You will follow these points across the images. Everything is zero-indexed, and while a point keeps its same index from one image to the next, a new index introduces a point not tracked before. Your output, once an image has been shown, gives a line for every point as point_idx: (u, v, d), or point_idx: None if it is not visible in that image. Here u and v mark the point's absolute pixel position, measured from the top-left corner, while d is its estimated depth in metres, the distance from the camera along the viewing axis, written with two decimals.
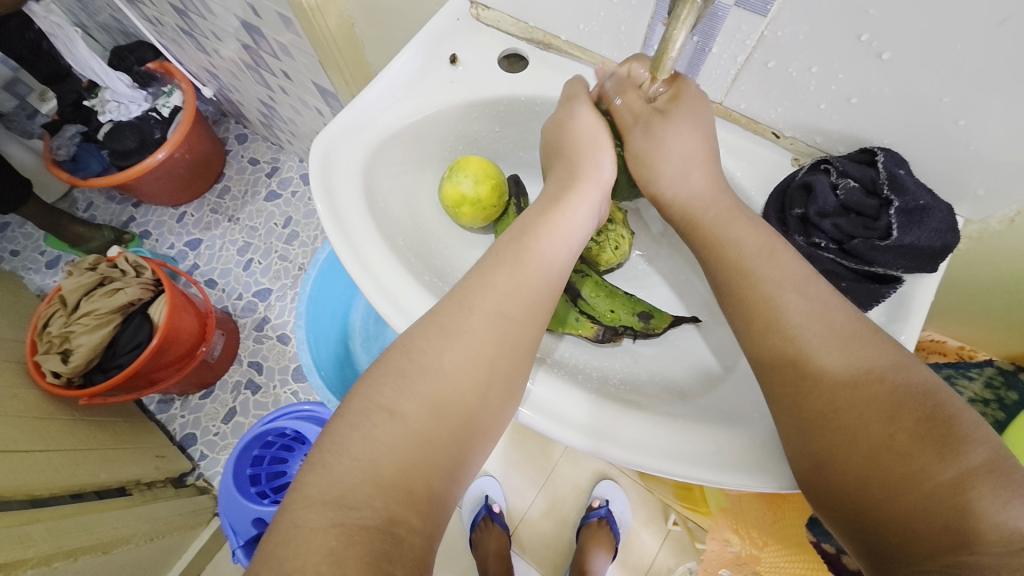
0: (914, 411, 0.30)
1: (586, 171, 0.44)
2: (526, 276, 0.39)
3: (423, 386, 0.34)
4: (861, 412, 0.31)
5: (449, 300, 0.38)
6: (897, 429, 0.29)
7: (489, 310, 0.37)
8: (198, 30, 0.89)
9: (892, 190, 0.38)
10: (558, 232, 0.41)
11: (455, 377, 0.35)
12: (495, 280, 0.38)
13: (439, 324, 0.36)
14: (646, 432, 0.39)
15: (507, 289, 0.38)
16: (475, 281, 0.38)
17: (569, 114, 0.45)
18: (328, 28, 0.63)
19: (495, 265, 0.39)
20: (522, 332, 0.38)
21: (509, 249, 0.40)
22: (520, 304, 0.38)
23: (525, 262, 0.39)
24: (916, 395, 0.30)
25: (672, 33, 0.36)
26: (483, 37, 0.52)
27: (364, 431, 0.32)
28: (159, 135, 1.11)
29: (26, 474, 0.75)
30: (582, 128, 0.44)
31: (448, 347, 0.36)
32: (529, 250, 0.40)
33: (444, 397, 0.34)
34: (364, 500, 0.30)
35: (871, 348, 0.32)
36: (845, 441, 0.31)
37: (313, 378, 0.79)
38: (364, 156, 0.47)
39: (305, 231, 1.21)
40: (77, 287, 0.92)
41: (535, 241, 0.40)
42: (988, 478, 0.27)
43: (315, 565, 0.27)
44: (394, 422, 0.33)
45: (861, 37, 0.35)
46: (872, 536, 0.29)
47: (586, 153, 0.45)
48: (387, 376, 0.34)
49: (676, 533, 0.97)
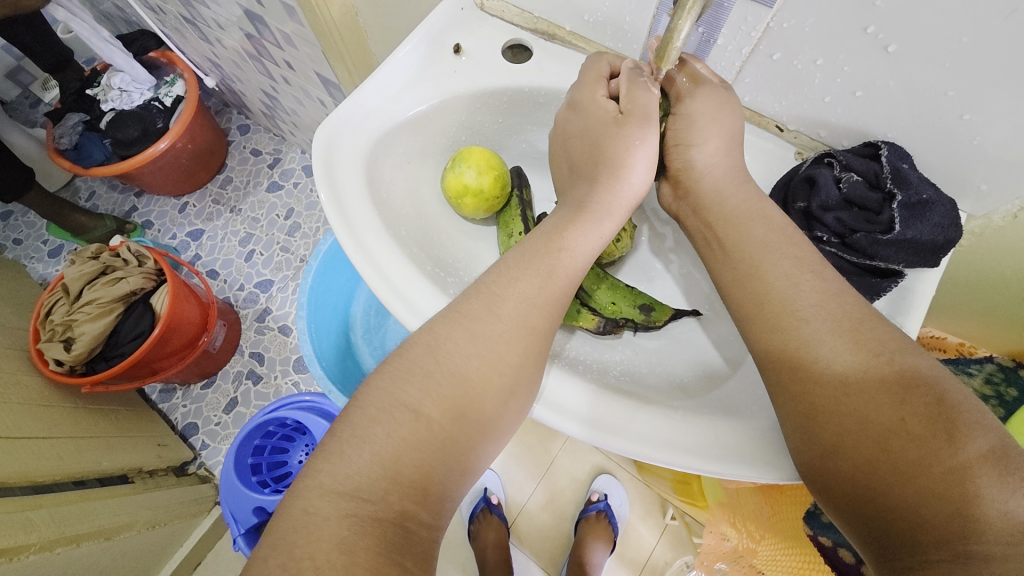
0: (923, 396, 0.30)
1: (621, 193, 0.41)
2: (557, 293, 0.39)
3: (444, 388, 0.34)
4: (869, 397, 0.31)
5: (476, 301, 0.37)
6: (907, 414, 0.29)
7: (516, 320, 0.37)
8: (200, 18, 0.89)
9: (895, 183, 0.38)
10: (587, 245, 0.40)
11: (479, 381, 0.35)
12: (523, 291, 0.38)
13: (466, 327, 0.36)
14: (649, 422, 0.39)
15: (533, 297, 0.38)
16: (505, 289, 0.38)
17: (627, 123, 0.41)
18: (331, 18, 0.63)
19: (525, 278, 0.38)
20: (530, 324, 0.38)
21: (542, 262, 0.39)
22: (547, 316, 0.38)
23: (557, 277, 0.39)
24: (925, 381, 0.30)
25: (677, 22, 0.36)
26: (486, 27, 0.52)
27: (387, 426, 0.32)
28: (161, 125, 1.11)
29: (30, 461, 0.75)
30: (633, 140, 0.41)
31: (468, 347, 0.36)
32: (564, 265, 0.39)
33: (467, 400, 0.34)
34: (378, 494, 0.30)
35: (879, 333, 0.32)
36: (856, 427, 0.30)
37: (314, 369, 0.79)
38: (368, 147, 0.47)
39: (307, 222, 1.21)
40: (79, 276, 0.92)
41: (569, 259, 0.40)
42: (995, 465, 0.27)
43: (326, 555, 0.28)
44: (419, 422, 0.33)
45: (867, 29, 0.34)
46: (881, 523, 0.29)
47: (629, 170, 0.41)
48: (412, 374, 0.34)
49: (674, 527, 0.97)
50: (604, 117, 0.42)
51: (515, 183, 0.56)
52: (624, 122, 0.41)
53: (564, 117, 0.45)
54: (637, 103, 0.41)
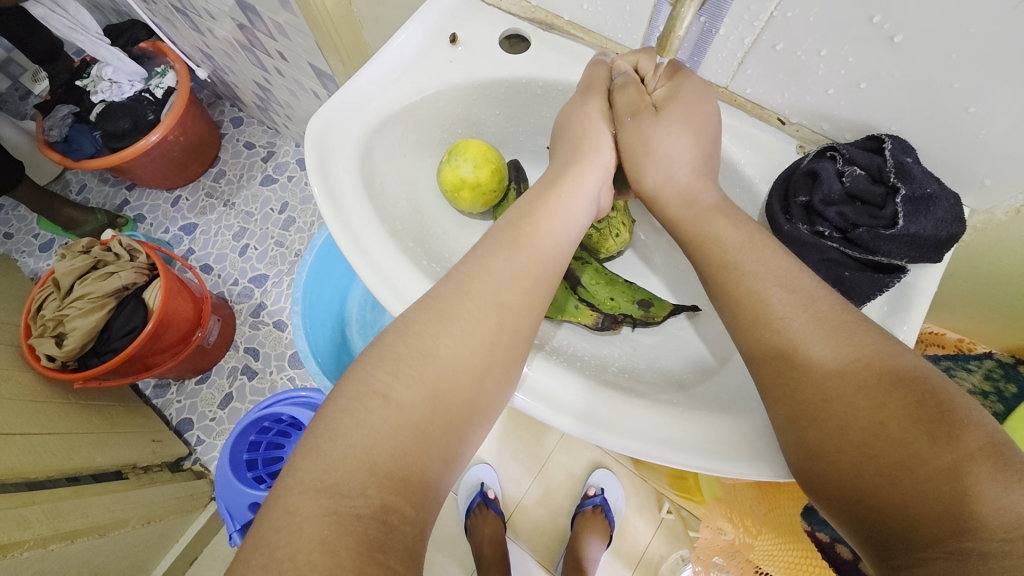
0: (903, 397, 0.29)
1: (588, 153, 0.44)
2: (528, 265, 0.38)
3: (420, 374, 0.33)
4: (849, 401, 0.30)
5: (447, 284, 0.37)
6: (887, 417, 0.29)
7: (489, 297, 0.36)
8: (193, 8, 0.87)
9: (898, 177, 0.37)
10: (556, 219, 0.40)
11: (452, 365, 0.34)
12: (492, 267, 0.38)
13: (436, 310, 0.36)
14: (642, 419, 0.39)
15: (505, 276, 0.37)
16: (471, 268, 0.38)
17: (581, 101, 0.45)
18: (324, 7, 0.62)
19: (494, 255, 0.38)
20: (517, 317, 0.37)
21: (506, 234, 0.39)
22: (522, 294, 0.38)
23: (521, 246, 0.39)
24: (905, 380, 0.30)
25: (679, 12, 0.35)
26: (482, 16, 0.51)
27: (357, 416, 0.31)
28: (153, 117, 1.09)
29: (22, 458, 0.74)
30: (589, 115, 0.44)
31: (443, 332, 0.35)
32: (526, 236, 0.39)
33: (444, 387, 0.34)
34: (357, 489, 0.29)
35: (859, 335, 0.32)
36: (837, 431, 0.30)
37: (308, 364, 0.78)
38: (362, 136, 0.46)
39: (302, 217, 1.20)
40: (70, 270, 0.91)
41: (529, 228, 0.40)
42: (985, 463, 0.26)
43: (307, 556, 0.27)
44: (389, 407, 0.32)
45: (873, 19, 0.34)
46: (872, 525, 0.28)
47: (589, 136, 0.44)
48: (381, 360, 0.34)
49: (670, 522, 0.97)
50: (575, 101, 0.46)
51: (512, 177, 0.55)
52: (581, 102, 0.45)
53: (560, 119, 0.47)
54: (591, 89, 0.45)
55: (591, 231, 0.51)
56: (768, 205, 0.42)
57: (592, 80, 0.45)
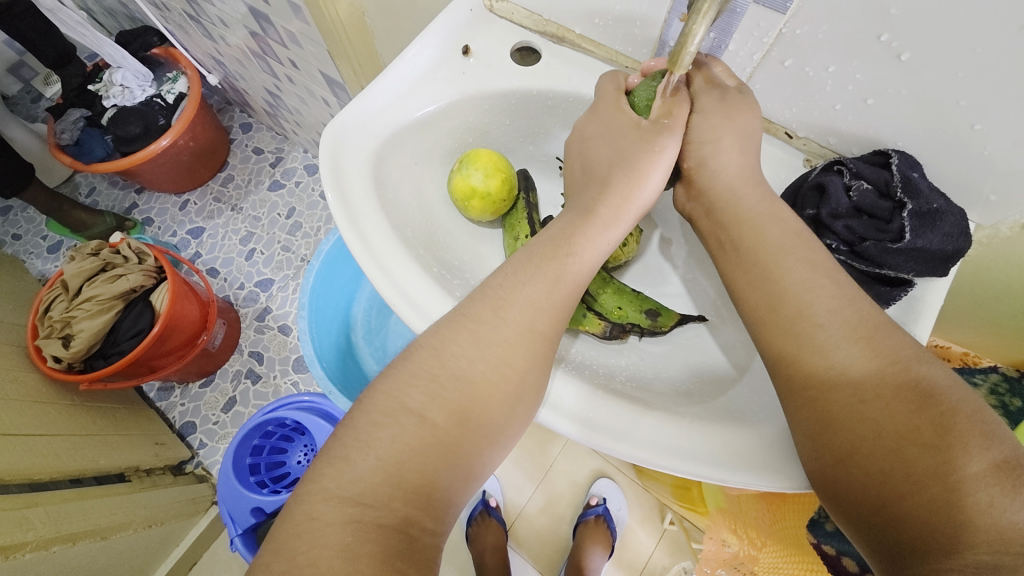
0: (938, 405, 0.29)
1: (634, 200, 0.41)
2: (563, 296, 0.38)
3: (450, 391, 0.34)
4: (885, 404, 0.30)
5: (482, 305, 0.37)
6: (920, 423, 0.29)
7: (521, 323, 0.37)
8: (205, 15, 0.88)
9: (905, 192, 0.38)
10: (594, 250, 0.40)
11: (483, 384, 0.35)
12: (528, 294, 0.37)
13: (472, 332, 0.36)
14: (654, 429, 0.39)
15: (536, 301, 0.37)
16: (511, 293, 0.37)
17: (657, 141, 0.41)
18: (338, 17, 0.63)
19: (532, 283, 0.38)
20: (546, 343, 0.37)
21: (549, 268, 0.38)
22: (548, 316, 0.38)
23: (565, 282, 0.38)
24: (940, 390, 0.30)
25: (691, 27, 0.35)
26: (495, 29, 0.51)
27: (391, 431, 0.32)
28: (163, 122, 1.10)
29: (27, 459, 0.75)
30: (663, 158, 0.41)
31: (479, 356, 0.35)
32: (570, 269, 0.39)
33: (473, 403, 0.34)
34: (381, 500, 0.30)
35: (895, 340, 0.32)
36: (867, 436, 0.30)
37: (314, 369, 0.78)
38: (377, 146, 0.47)
39: (308, 222, 1.21)
40: (79, 272, 0.91)
41: (577, 265, 0.39)
42: (1008, 475, 0.27)
43: (329, 561, 0.27)
44: (422, 427, 0.32)
45: (881, 37, 0.34)
46: (888, 533, 0.29)
47: (649, 181, 0.41)
48: (416, 378, 0.34)
49: (672, 533, 0.97)
50: (634, 129, 0.41)
51: (522, 187, 0.56)
52: (650, 135, 0.41)
53: (590, 122, 0.44)
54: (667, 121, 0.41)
55: None
56: None
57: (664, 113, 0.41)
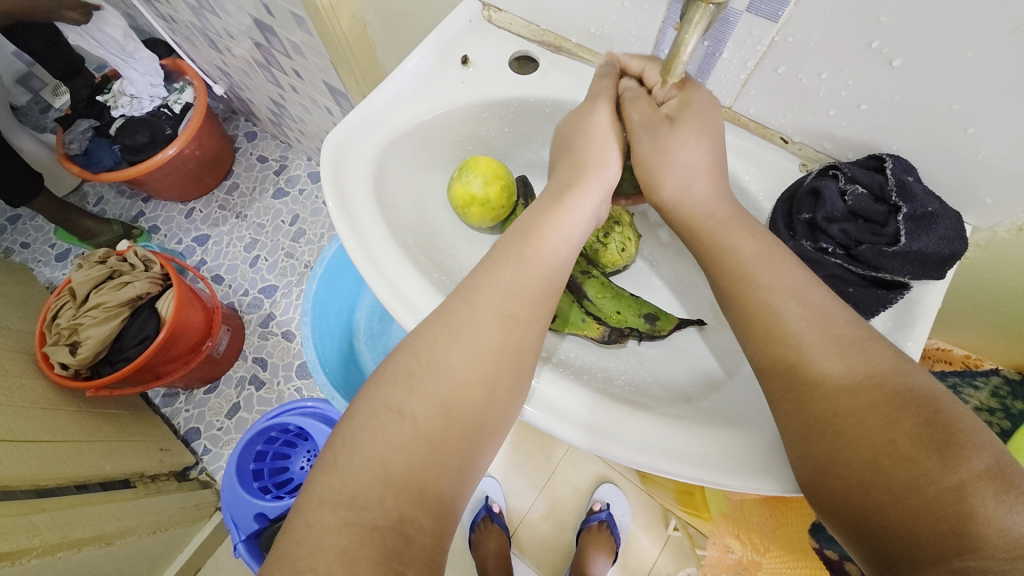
0: (915, 416, 0.29)
1: (592, 167, 0.44)
2: (535, 280, 0.39)
3: (429, 386, 0.34)
4: (861, 417, 0.31)
5: (454, 298, 0.38)
6: (897, 434, 0.29)
7: (496, 309, 0.37)
8: (211, 27, 0.90)
9: (900, 196, 0.38)
10: (562, 236, 0.41)
11: (463, 374, 0.35)
12: (500, 279, 0.38)
13: (446, 325, 0.37)
14: (650, 433, 0.39)
15: (509, 287, 0.38)
16: (482, 283, 0.38)
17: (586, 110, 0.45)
18: (340, 28, 0.64)
19: (503, 268, 0.39)
20: (525, 326, 0.38)
21: (513, 247, 0.40)
22: (527, 305, 0.38)
23: (529, 262, 0.39)
24: (917, 400, 0.30)
25: (684, 37, 0.35)
26: (495, 38, 0.52)
27: (375, 431, 0.32)
28: (171, 131, 1.12)
29: (34, 465, 0.75)
30: (596, 122, 0.44)
31: (454, 346, 0.36)
32: (532, 249, 0.40)
33: (453, 399, 0.34)
34: (374, 500, 0.30)
35: (870, 353, 0.32)
36: (848, 447, 0.31)
37: (317, 375, 0.79)
38: (377, 154, 0.48)
39: (312, 229, 1.22)
40: (86, 280, 0.93)
41: (537, 241, 0.40)
42: (991, 484, 0.27)
43: (326, 565, 0.28)
44: (404, 423, 0.33)
45: (872, 44, 0.35)
46: (877, 541, 0.29)
47: (597, 147, 0.45)
48: (396, 377, 0.35)
49: (677, 540, 0.97)
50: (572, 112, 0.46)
51: (521, 193, 0.56)
52: (585, 109, 0.45)
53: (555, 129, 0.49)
54: (598, 96, 0.45)
55: (596, 244, 0.53)
56: (772, 222, 0.43)
57: (597, 89, 0.45)
